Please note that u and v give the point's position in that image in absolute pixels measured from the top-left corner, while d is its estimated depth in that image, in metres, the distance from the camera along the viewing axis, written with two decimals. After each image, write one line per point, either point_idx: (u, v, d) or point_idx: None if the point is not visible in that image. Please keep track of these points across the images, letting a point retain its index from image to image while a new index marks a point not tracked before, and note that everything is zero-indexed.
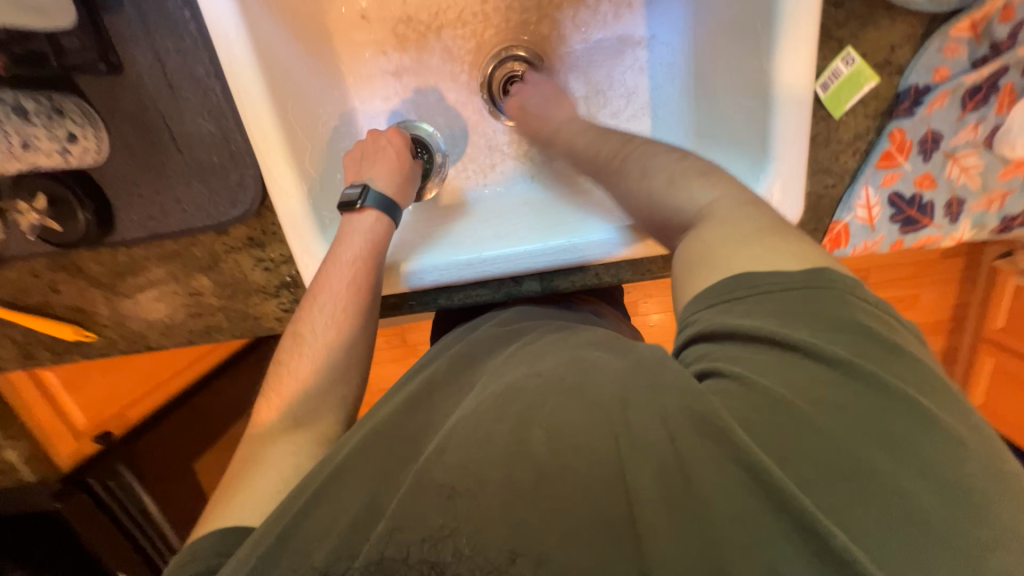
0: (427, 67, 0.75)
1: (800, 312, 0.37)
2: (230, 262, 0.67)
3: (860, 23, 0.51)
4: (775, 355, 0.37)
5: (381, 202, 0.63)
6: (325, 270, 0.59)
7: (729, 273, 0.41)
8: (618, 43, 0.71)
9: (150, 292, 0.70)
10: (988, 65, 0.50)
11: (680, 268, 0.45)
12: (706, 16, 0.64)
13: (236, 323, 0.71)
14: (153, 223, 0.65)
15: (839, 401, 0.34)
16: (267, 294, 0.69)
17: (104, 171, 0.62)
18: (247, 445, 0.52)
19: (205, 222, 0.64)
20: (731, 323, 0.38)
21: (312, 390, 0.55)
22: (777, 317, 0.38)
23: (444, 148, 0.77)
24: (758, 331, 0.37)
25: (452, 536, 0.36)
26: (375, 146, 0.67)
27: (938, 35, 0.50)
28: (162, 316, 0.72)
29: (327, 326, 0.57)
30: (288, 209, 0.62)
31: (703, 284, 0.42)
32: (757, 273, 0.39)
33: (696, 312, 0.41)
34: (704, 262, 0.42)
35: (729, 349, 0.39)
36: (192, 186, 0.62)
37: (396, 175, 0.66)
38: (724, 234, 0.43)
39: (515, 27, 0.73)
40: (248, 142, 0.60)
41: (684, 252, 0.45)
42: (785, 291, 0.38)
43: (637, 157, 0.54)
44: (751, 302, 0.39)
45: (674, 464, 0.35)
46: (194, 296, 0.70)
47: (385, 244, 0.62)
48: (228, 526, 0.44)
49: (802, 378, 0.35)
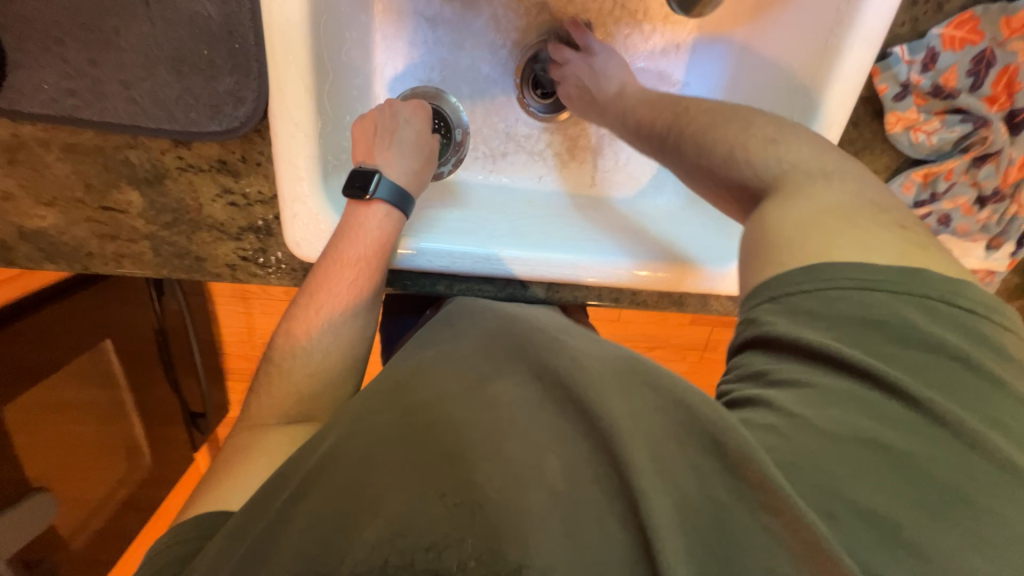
0: (468, 27, 0.67)
1: (873, 331, 0.39)
2: (182, 184, 0.52)
3: (862, 145, 0.63)
4: (839, 371, 0.38)
5: (393, 193, 0.57)
6: (325, 269, 0.55)
7: (799, 264, 0.42)
8: (656, 79, 0.72)
9: (34, 190, 0.51)
10: (924, 207, 0.63)
11: (748, 253, 0.47)
12: (739, 86, 0.68)
13: (166, 259, 0.55)
14: (72, 102, 0.47)
15: (894, 423, 0.35)
16: (222, 234, 0.55)
17: (19, 7, 0.45)
18: (241, 432, 0.53)
19: (163, 123, 0.49)
20: (802, 328, 0.40)
21: (305, 391, 0.54)
22: (849, 329, 0.39)
23: (466, 122, 0.71)
24: (828, 348, 0.38)
25: (459, 545, 0.33)
26: (392, 124, 0.59)
27: (901, 175, 0.63)
28: (46, 226, 0.53)
29: (324, 332, 0.55)
30: (290, 144, 0.51)
31: (769, 272, 0.44)
32: (832, 262, 0.41)
33: (762, 308, 0.43)
34: (774, 251, 0.44)
35: (793, 366, 0.39)
36: (158, 72, 0.48)
37: (413, 163, 0.60)
38: (802, 221, 0.44)
39: (570, 23, 0.70)
40: (261, 46, 0.48)
41: (755, 237, 0.47)
42: (861, 305, 0.40)
43: (693, 130, 0.55)
44: (823, 303, 0.40)
45: (701, 504, 0.34)
46: (109, 212, 0.53)
47: (392, 244, 0.56)
48: (218, 508, 0.45)
49: (858, 397, 0.37)
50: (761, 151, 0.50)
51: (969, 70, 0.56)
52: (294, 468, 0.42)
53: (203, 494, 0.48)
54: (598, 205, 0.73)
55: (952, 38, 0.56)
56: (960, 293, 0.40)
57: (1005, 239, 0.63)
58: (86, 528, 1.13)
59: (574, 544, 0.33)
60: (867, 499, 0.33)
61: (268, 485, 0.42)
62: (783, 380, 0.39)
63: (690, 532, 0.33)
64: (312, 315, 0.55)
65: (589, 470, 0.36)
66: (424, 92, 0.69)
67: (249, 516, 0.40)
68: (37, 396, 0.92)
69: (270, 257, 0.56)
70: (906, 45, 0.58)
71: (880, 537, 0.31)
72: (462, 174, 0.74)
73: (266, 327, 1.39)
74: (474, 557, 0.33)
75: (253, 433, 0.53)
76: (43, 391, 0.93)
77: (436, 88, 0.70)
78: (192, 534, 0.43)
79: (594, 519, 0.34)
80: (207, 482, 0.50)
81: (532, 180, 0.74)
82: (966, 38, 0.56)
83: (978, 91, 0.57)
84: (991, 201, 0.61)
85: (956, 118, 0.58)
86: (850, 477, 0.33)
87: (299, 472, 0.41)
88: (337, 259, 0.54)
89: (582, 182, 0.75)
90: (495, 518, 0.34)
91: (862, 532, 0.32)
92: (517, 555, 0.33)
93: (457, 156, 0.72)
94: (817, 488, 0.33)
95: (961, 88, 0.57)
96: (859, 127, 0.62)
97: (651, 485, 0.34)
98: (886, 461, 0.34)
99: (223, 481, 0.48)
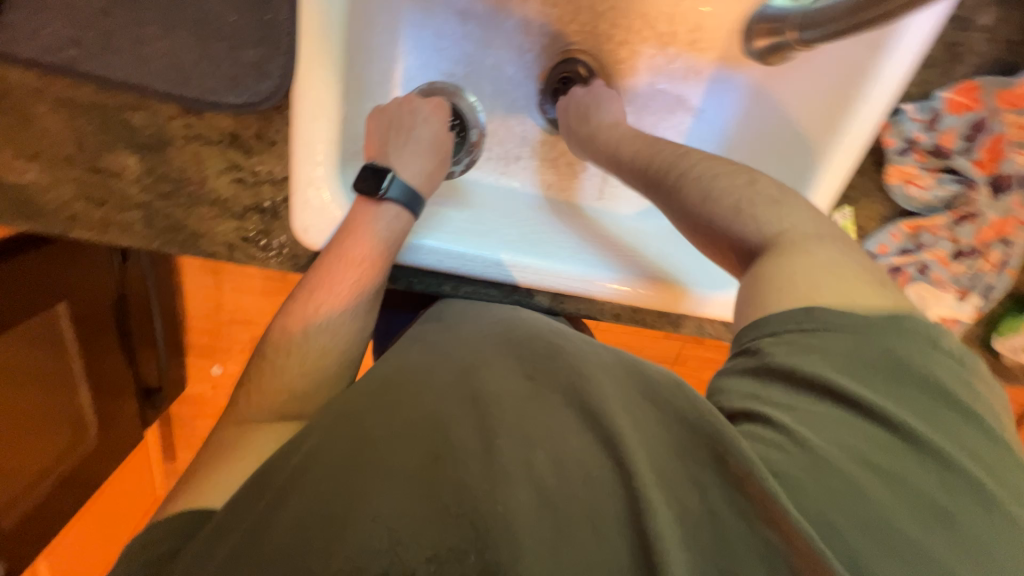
0: (497, 26, 0.66)
1: (866, 367, 0.41)
2: (187, 154, 0.49)
3: (862, 192, 0.66)
4: (834, 399, 0.40)
5: (404, 191, 0.55)
6: (327, 266, 0.52)
7: (797, 304, 0.44)
8: (674, 101, 0.72)
9: (20, 144, 0.47)
10: (908, 256, 0.67)
11: (745, 291, 0.48)
12: (753, 120, 0.70)
13: (157, 231, 0.51)
14: (75, 52, 0.45)
15: (886, 451, 0.37)
16: (224, 211, 0.51)
17: None
18: (229, 430, 0.50)
19: (175, 88, 0.46)
20: (802, 361, 0.41)
21: (296, 388, 0.51)
22: (846, 361, 0.41)
23: (483, 123, 0.70)
24: (827, 382, 0.40)
25: (461, 560, 0.32)
26: (409, 120, 0.57)
27: (893, 224, 0.67)
28: (27, 184, 0.48)
29: (320, 329, 0.52)
30: (311, 126, 0.49)
31: (765, 311, 0.45)
32: (823, 309, 0.43)
33: (761, 339, 0.44)
34: (773, 293, 0.45)
35: (792, 396, 0.40)
36: (178, 33, 0.46)
37: (427, 162, 0.58)
38: (803, 272, 0.45)
39: (598, 38, 0.69)
40: (291, 22, 0.47)
41: (755, 277, 0.47)
42: (852, 339, 0.42)
43: (698, 172, 0.54)
44: (818, 338, 0.42)
45: (709, 529, 0.34)
46: (101, 175, 0.49)
47: (402, 242, 0.53)
48: (197, 507, 0.42)
49: (850, 422, 0.39)
50: (761, 206, 0.50)
51: (966, 135, 0.60)
52: (283, 462, 0.40)
53: (187, 491, 0.45)
54: (598, 217, 0.73)
55: (957, 102, 0.60)
56: (941, 337, 0.43)
57: (972, 293, 0.66)
58: (17, 508, 1.02)
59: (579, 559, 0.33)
60: (873, 521, 0.34)
61: (256, 481, 0.40)
62: (781, 398, 0.40)
63: (698, 556, 0.33)
64: (311, 311, 0.52)
65: (603, 488, 0.36)
66: (442, 88, 0.68)
67: (236, 509, 0.38)
68: None
69: (273, 240, 0.53)
70: (915, 102, 0.62)
71: (881, 556, 0.33)
72: (473, 174, 0.72)
73: (237, 304, 1.31)
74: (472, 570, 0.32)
75: (241, 429, 0.49)
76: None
77: (455, 84, 0.68)
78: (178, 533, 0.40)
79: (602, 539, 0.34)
80: (190, 477, 0.47)
81: (534, 186, 0.73)
82: (967, 105, 0.60)
83: (970, 155, 0.61)
84: (966, 256, 0.65)
85: (949, 177, 0.63)
86: (856, 501, 0.35)
87: (290, 467, 0.39)
88: (341, 258, 0.52)
89: (588, 195, 0.75)
90: (500, 526, 0.33)
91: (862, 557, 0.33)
92: (518, 565, 0.31)
93: (469, 158, 0.71)
94: (823, 501, 0.34)
95: (955, 150, 0.61)
96: (860, 175, 0.66)
97: (663, 508, 0.34)
98: (881, 483, 0.36)
99: (207, 475, 0.45)
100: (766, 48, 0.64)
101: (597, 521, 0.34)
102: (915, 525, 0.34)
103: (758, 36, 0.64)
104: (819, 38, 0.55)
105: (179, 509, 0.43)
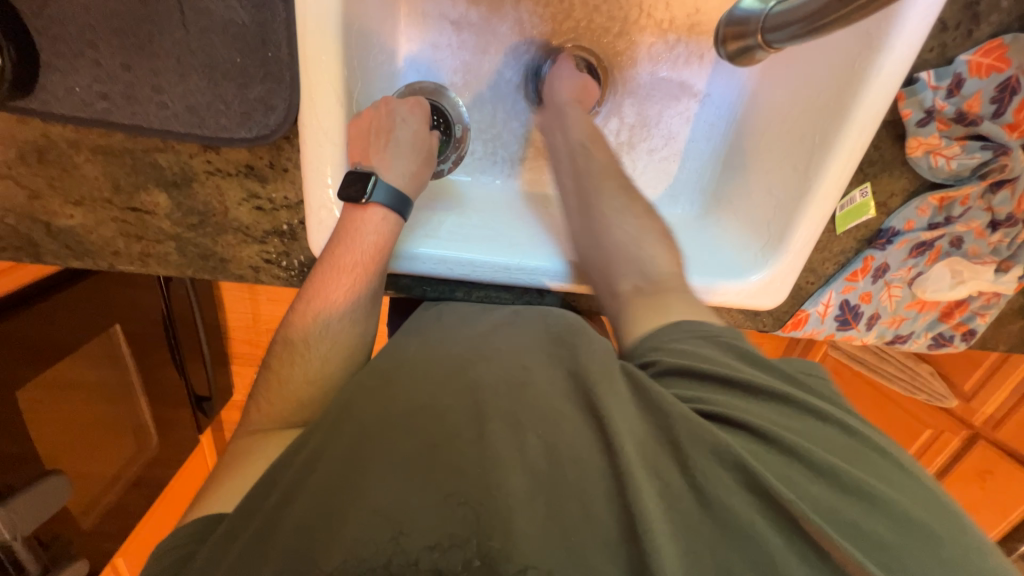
0: (492, 31, 0.66)
1: (736, 357, 0.47)
2: (209, 187, 0.53)
3: (882, 167, 0.63)
4: (734, 393, 0.44)
5: (391, 196, 0.55)
6: (322, 274, 0.54)
7: (670, 322, 0.51)
8: (677, 88, 0.71)
9: (65, 190, 0.52)
10: (938, 230, 0.64)
11: (631, 314, 0.55)
12: (760, 100, 0.67)
13: (190, 260, 0.56)
14: (104, 105, 0.49)
15: (808, 430, 0.43)
16: (247, 237, 0.55)
17: (55, 10, 0.46)
18: (240, 440, 0.52)
19: (195, 129, 0.50)
20: (686, 362, 0.46)
21: (305, 394, 0.53)
22: (723, 358, 0.47)
23: (466, 119, 0.69)
24: (719, 373, 0.45)
25: (464, 546, 0.33)
26: (388, 122, 0.56)
27: (920, 197, 0.63)
28: (74, 226, 0.54)
29: (320, 338, 0.54)
30: (318, 152, 0.52)
31: (649, 328, 0.52)
32: (692, 324, 0.50)
33: (648, 353, 0.50)
34: (655, 314, 0.53)
35: (704, 393, 0.44)
36: (191, 78, 0.49)
37: (410, 163, 0.57)
38: (675, 302, 0.54)
39: (595, 31, 0.68)
40: (294, 57, 0.49)
41: (631, 303, 0.56)
42: (721, 344, 0.48)
43: (614, 199, 0.62)
44: (695, 347, 0.48)
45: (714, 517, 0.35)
46: (136, 213, 0.53)
47: (390, 248, 0.55)
48: (220, 503, 0.44)
49: (766, 410, 0.43)
50: (656, 246, 0.59)
51: (994, 98, 0.57)
52: (291, 454, 0.42)
53: (211, 491, 0.47)
54: None
55: (979, 65, 0.56)
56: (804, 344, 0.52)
57: (1015, 263, 0.64)
58: (96, 508, 1.13)
59: (584, 548, 0.33)
60: (829, 477, 0.39)
61: (268, 478, 0.42)
62: (696, 398, 0.43)
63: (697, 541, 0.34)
64: (309, 319, 0.54)
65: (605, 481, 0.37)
66: (421, 88, 0.67)
67: (254, 502, 0.40)
68: (59, 370, 0.93)
69: (293, 261, 0.57)
70: (933, 70, 0.58)
71: (844, 504, 0.38)
72: (477, 177, 0.73)
73: (272, 314, 1.39)
74: (479, 558, 0.32)
75: (258, 433, 0.51)
76: (64, 364, 0.94)
77: (434, 83, 0.68)
78: (201, 526, 0.43)
79: (601, 523, 0.35)
80: (215, 475, 0.49)
81: (534, 186, 0.73)
82: (993, 66, 0.56)
83: (1000, 118, 0.57)
84: (1004, 226, 0.63)
85: (977, 144, 0.59)
86: (805, 462, 0.40)
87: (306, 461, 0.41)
88: (333, 265, 0.54)
89: None
90: (504, 520, 0.34)
91: (829, 513, 0.37)
92: (522, 558, 0.32)
93: (456, 154, 0.70)
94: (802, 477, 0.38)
95: (984, 115, 0.58)
96: (879, 149, 0.63)
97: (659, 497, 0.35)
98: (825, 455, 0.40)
99: (227, 475, 0.48)
100: (736, 51, 0.62)
101: (607, 517, 0.35)
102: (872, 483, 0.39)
103: (727, 40, 0.63)
104: (785, 40, 0.53)
105: (204, 506, 0.45)
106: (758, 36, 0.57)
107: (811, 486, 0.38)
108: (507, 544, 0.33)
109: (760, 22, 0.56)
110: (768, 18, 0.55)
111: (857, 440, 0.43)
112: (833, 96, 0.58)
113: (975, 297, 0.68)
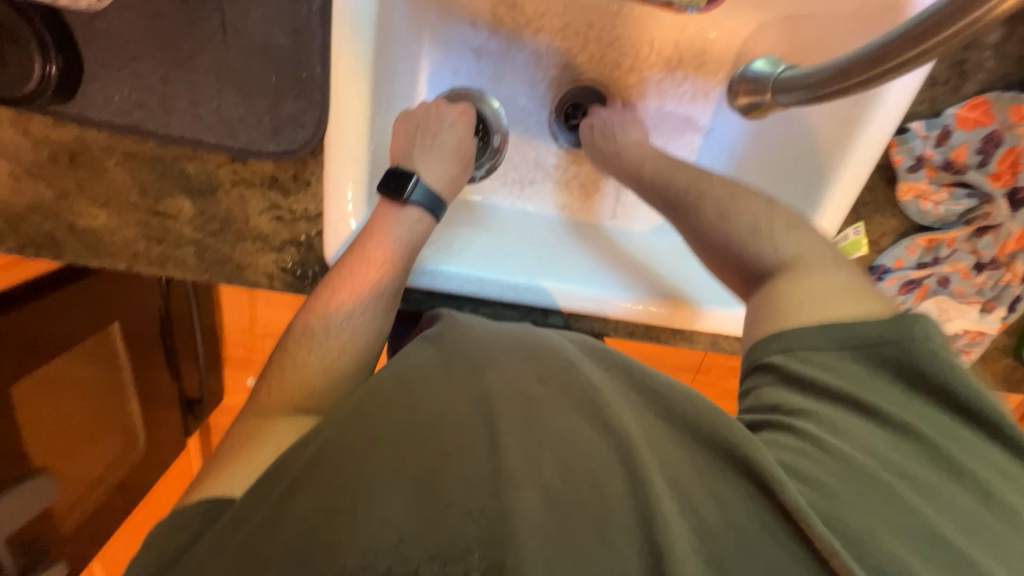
0: (510, 60, 0.70)
1: (870, 374, 0.45)
2: (233, 196, 0.55)
3: (875, 208, 0.67)
4: (844, 412, 0.44)
5: (427, 197, 0.60)
6: (350, 265, 0.55)
7: (810, 320, 0.49)
8: (683, 122, 0.74)
9: (93, 193, 0.54)
10: (926, 269, 0.67)
11: (762, 311, 0.53)
12: (759, 139, 0.71)
13: (207, 265, 0.57)
14: (140, 114, 0.52)
15: (913, 468, 0.40)
16: (265, 245, 0.57)
17: (103, 25, 0.50)
18: (248, 422, 0.52)
19: (224, 141, 0.53)
20: (812, 373, 0.46)
21: (313, 386, 0.53)
22: (854, 378, 0.45)
23: (506, 127, 0.73)
24: (840, 390, 0.44)
25: (462, 552, 0.34)
26: (435, 126, 0.62)
27: (910, 237, 0.67)
28: (97, 226, 0.55)
29: (341, 329, 0.55)
30: (341, 168, 0.54)
31: (786, 325, 0.50)
32: (846, 321, 0.47)
33: (772, 353, 0.49)
34: (789, 312, 0.50)
35: (809, 407, 0.44)
36: (226, 93, 0.52)
37: (451, 168, 0.63)
38: (817, 303, 0.49)
39: (608, 65, 0.71)
40: (326, 78, 0.52)
41: (765, 299, 0.54)
42: (860, 356, 0.45)
43: (716, 193, 0.60)
44: (834, 356, 0.46)
45: (703, 531, 0.36)
46: (159, 217, 0.55)
47: (417, 248, 0.57)
48: (216, 495, 0.44)
49: (870, 435, 0.42)
50: (776, 232, 0.56)
51: (978, 149, 0.61)
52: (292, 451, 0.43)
53: (207, 482, 0.47)
54: (607, 234, 0.75)
55: (966, 118, 0.61)
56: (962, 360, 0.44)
57: (998, 305, 0.67)
58: (77, 511, 1.10)
59: (579, 560, 0.34)
60: (907, 523, 0.37)
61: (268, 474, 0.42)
62: (793, 410, 0.44)
63: (692, 557, 0.35)
64: (331, 309, 0.55)
65: (612, 500, 0.37)
66: (467, 92, 0.71)
67: (253, 498, 0.41)
68: (57, 366, 0.94)
69: (308, 270, 0.58)
70: (923, 121, 0.62)
71: (911, 548, 0.36)
72: (490, 197, 0.75)
73: (270, 318, 1.37)
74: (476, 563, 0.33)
75: (260, 422, 0.51)
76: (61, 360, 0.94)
77: (480, 89, 0.71)
78: (193, 522, 0.42)
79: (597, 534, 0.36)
80: (209, 470, 0.49)
81: (540, 207, 0.75)
82: (978, 120, 0.60)
83: (984, 168, 0.61)
84: (987, 268, 0.66)
85: (963, 192, 0.63)
86: (896, 502, 0.38)
87: (298, 462, 0.41)
88: (363, 257, 0.55)
89: (598, 215, 0.77)
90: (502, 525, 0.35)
91: (875, 551, 0.35)
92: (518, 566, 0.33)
93: (491, 163, 0.74)
94: (857, 498, 0.38)
95: (969, 165, 0.62)
96: (872, 190, 0.66)
97: (658, 514, 0.36)
98: (907, 493, 0.39)
99: (222, 470, 0.47)
100: (747, 105, 0.67)
101: (603, 529, 0.36)
102: (949, 521, 0.38)
103: (740, 94, 0.67)
104: (792, 103, 0.57)
105: (198, 498, 0.45)
106: (769, 94, 0.61)
107: (896, 533, 0.36)
108: (504, 552, 0.33)
109: (773, 82, 0.61)
110: (779, 80, 0.59)
111: (974, 491, 0.39)
112: (836, 137, 0.61)
113: (961, 335, 0.69)
